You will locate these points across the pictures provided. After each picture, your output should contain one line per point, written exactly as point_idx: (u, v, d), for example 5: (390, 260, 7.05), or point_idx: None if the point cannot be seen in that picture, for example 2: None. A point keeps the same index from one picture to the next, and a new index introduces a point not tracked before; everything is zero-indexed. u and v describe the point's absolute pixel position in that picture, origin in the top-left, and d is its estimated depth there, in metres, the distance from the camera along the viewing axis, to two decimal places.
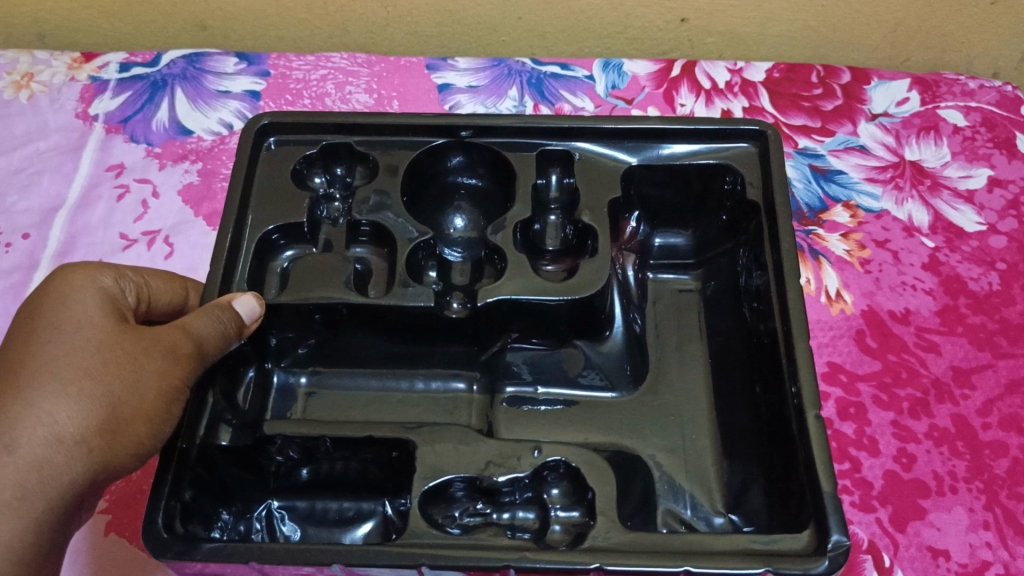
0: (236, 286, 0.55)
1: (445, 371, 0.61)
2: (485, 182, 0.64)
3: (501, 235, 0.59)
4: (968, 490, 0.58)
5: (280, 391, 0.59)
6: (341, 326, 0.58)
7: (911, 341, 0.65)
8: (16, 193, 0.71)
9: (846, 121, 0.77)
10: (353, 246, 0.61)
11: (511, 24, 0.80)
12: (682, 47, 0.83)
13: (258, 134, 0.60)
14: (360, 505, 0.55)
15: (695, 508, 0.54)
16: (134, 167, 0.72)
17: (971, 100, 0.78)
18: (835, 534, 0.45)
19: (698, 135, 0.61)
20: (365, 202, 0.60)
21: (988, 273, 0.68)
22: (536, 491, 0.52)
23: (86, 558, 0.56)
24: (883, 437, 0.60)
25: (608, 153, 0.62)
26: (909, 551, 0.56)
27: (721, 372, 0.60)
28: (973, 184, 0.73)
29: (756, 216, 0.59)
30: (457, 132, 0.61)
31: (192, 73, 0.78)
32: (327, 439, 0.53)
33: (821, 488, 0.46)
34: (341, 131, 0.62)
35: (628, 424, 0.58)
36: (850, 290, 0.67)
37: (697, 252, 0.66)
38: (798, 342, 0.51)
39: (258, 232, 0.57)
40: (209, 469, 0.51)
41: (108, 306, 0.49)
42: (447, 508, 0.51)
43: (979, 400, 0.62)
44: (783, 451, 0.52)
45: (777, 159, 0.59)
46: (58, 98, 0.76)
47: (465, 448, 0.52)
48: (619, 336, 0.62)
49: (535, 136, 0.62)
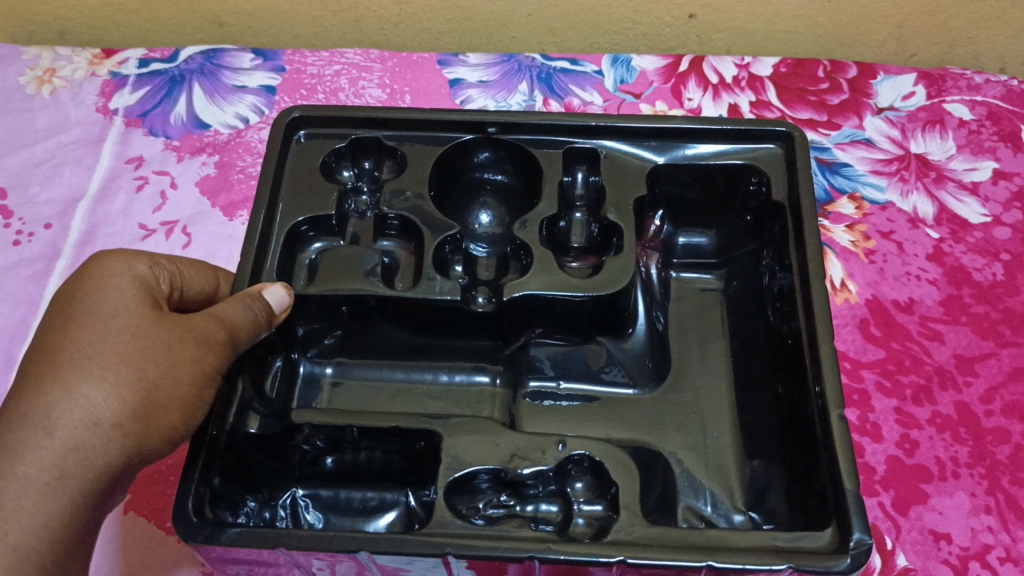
0: (265, 277, 0.56)
1: (468, 364, 0.62)
2: (510, 178, 0.66)
3: (527, 229, 0.61)
4: (970, 475, 0.59)
5: (308, 380, 0.60)
6: (365, 319, 0.60)
7: (914, 330, 0.66)
8: (39, 184, 0.73)
9: (852, 115, 0.78)
10: (380, 239, 0.63)
11: (522, 20, 0.81)
12: (690, 43, 0.84)
13: (287, 127, 0.62)
14: (383, 495, 0.56)
15: (714, 505, 0.55)
16: (154, 159, 0.74)
17: (977, 94, 0.79)
18: (856, 533, 0.45)
19: (723, 135, 0.62)
20: (396, 196, 0.61)
21: (992, 263, 0.69)
22: (560, 485, 0.53)
23: (105, 535, 0.58)
24: (886, 423, 0.61)
25: (633, 152, 0.63)
26: (911, 534, 0.57)
27: (740, 371, 0.61)
28: (978, 176, 0.74)
29: (780, 217, 0.60)
30: (486, 128, 0.62)
31: (209, 68, 0.79)
32: (353, 429, 0.54)
33: (842, 486, 0.47)
34: (368, 125, 0.63)
35: (648, 421, 0.59)
36: (855, 279, 0.68)
37: (719, 251, 0.67)
38: (820, 344, 0.52)
39: (288, 222, 0.59)
40: (236, 456, 0.52)
41: (143, 293, 0.50)
42: (471, 500, 0.53)
43: (982, 388, 0.63)
44: (805, 450, 0.53)
45: (801, 163, 0.60)
46: (80, 92, 0.78)
47: (486, 441, 0.53)
48: (641, 334, 0.63)
49: (560, 134, 0.63)
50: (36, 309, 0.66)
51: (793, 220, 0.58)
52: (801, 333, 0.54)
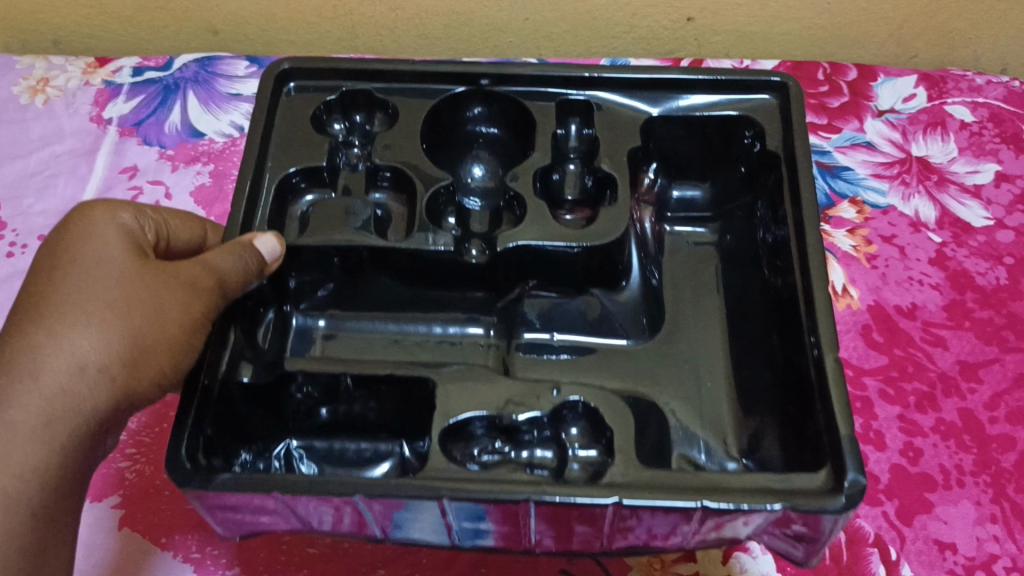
0: (258, 226, 0.55)
1: (460, 316, 0.61)
2: (503, 132, 0.65)
3: (520, 181, 0.60)
4: (975, 484, 0.58)
5: (301, 332, 0.60)
6: (359, 271, 0.59)
7: (918, 336, 0.65)
8: (33, 195, 0.72)
9: (853, 117, 0.77)
10: (373, 192, 0.62)
11: (518, 25, 0.81)
12: (688, 47, 0.84)
13: (277, 79, 0.61)
14: (376, 445, 0.56)
15: (708, 452, 0.55)
16: (148, 168, 0.73)
17: (978, 95, 0.78)
18: (850, 474, 0.44)
19: (715, 87, 0.61)
20: (387, 147, 0.61)
21: (995, 267, 0.68)
22: (555, 431, 0.53)
23: (99, 552, 0.55)
24: (890, 431, 0.61)
25: (625, 103, 0.62)
26: (916, 544, 0.56)
27: (735, 321, 0.60)
28: (980, 179, 0.73)
29: (772, 168, 0.59)
30: (478, 78, 0.61)
31: (203, 76, 0.79)
32: (348, 377, 0.53)
33: (838, 430, 0.46)
34: (359, 77, 0.62)
35: (641, 372, 0.58)
36: (857, 285, 0.67)
37: (714, 205, 0.65)
38: (816, 293, 0.51)
39: (278, 174, 0.58)
40: (229, 405, 0.51)
41: (129, 242, 0.49)
42: (466, 446, 0.52)
43: (986, 394, 0.62)
44: (799, 409, 0.52)
45: (795, 109, 0.59)
46: (73, 102, 0.77)
47: (486, 386, 0.52)
48: (636, 287, 0.62)
49: (553, 87, 0.62)
50: None
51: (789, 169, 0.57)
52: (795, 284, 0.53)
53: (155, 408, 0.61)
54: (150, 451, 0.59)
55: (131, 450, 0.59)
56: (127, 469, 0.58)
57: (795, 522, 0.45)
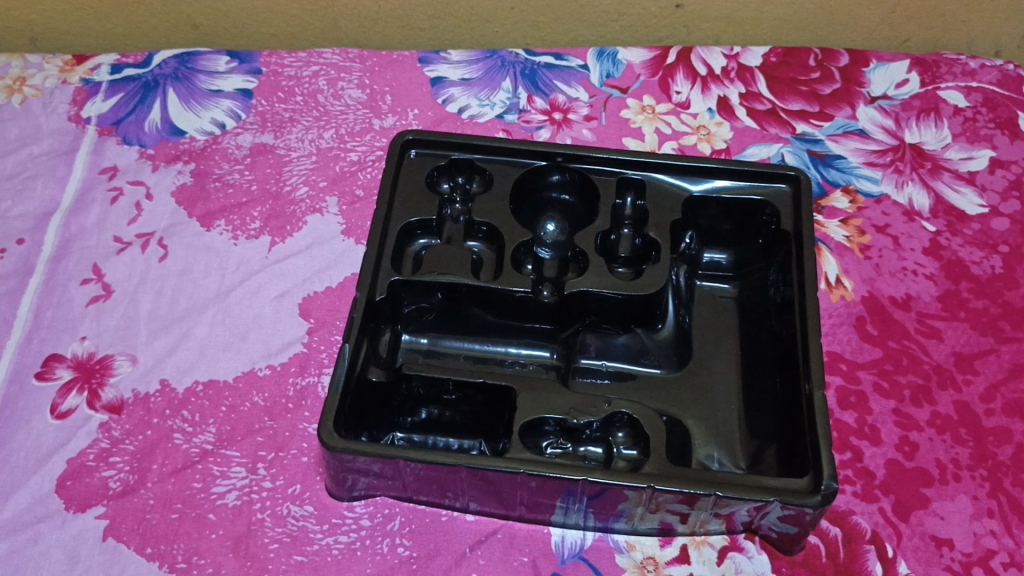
0: (381, 258, 0.60)
1: (531, 339, 0.64)
2: (577, 199, 0.67)
3: (582, 234, 0.63)
4: (972, 478, 0.58)
5: (406, 350, 0.63)
6: (458, 302, 0.63)
7: (912, 328, 0.64)
8: (11, 198, 0.69)
9: (845, 104, 0.76)
10: (469, 240, 0.65)
11: (504, 14, 0.79)
12: (677, 34, 0.82)
13: (401, 147, 0.65)
14: (462, 441, 0.58)
15: (721, 463, 0.57)
16: (128, 169, 0.72)
17: (972, 80, 0.77)
18: (827, 479, 0.51)
19: (740, 174, 0.64)
20: (488, 206, 0.64)
21: (990, 256, 0.67)
22: (605, 432, 0.58)
23: (81, 565, 0.54)
24: (885, 426, 0.60)
25: (675, 182, 0.65)
26: (912, 541, 0.56)
27: (751, 353, 0.62)
28: (975, 166, 0.72)
29: (786, 244, 0.63)
30: (554, 157, 0.65)
31: (183, 72, 0.77)
32: (451, 383, 0.58)
33: (818, 435, 0.52)
34: (464, 147, 0.66)
35: (672, 396, 0.60)
36: (851, 275, 0.66)
37: (736, 266, 0.67)
38: (810, 317, 0.57)
39: (401, 222, 0.62)
40: (360, 398, 0.56)
41: None
42: (537, 440, 0.57)
43: (982, 386, 0.61)
44: (792, 395, 0.57)
45: (807, 203, 0.62)
46: (51, 101, 0.75)
47: (546, 394, 0.57)
48: (670, 328, 0.64)
49: (614, 165, 0.65)
50: (8, 328, 0.63)
51: (797, 244, 0.61)
52: (793, 297, 0.59)
53: (139, 414, 0.60)
54: (134, 459, 0.58)
55: (115, 458, 0.58)
56: (112, 477, 0.57)
57: (785, 512, 0.52)
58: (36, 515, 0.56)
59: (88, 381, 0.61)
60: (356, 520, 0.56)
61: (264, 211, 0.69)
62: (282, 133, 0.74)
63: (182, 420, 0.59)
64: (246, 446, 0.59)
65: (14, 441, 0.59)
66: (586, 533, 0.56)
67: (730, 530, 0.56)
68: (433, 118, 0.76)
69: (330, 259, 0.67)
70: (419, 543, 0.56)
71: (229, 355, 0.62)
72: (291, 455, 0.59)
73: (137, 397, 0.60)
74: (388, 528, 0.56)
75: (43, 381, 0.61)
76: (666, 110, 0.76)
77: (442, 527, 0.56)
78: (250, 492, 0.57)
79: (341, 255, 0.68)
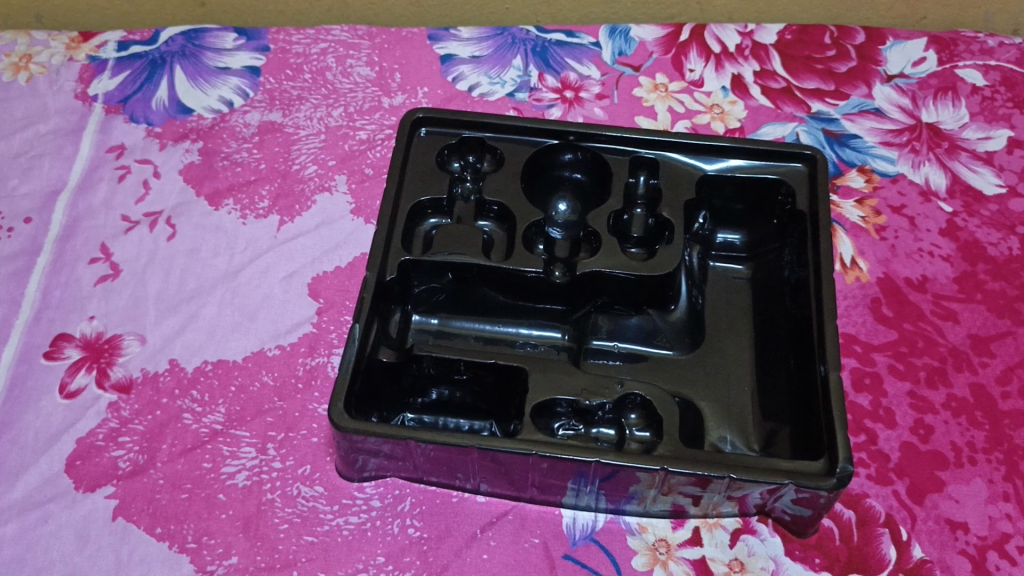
0: (393, 238, 0.60)
1: (542, 319, 0.63)
2: (588, 178, 0.66)
3: (594, 213, 0.63)
4: (988, 461, 0.57)
5: (416, 330, 0.62)
6: (468, 282, 0.62)
7: (928, 310, 0.63)
8: (17, 176, 0.69)
9: (861, 83, 0.75)
10: (480, 219, 0.64)
11: None
12: (690, 11, 0.81)
13: (411, 125, 0.64)
14: (473, 423, 0.58)
15: (733, 445, 0.57)
16: (135, 147, 0.71)
17: (990, 57, 0.76)
18: (841, 462, 0.50)
19: (754, 153, 0.64)
20: (497, 185, 0.63)
21: (1007, 237, 0.66)
22: (617, 413, 0.57)
23: (91, 545, 0.54)
24: (900, 408, 0.59)
25: (687, 162, 0.64)
26: (927, 524, 0.55)
27: (764, 334, 0.61)
28: (993, 145, 0.71)
29: (800, 224, 0.62)
30: (565, 136, 0.64)
31: (190, 50, 0.77)
32: (462, 364, 0.57)
33: (832, 418, 0.52)
34: (475, 125, 0.65)
35: (685, 376, 0.60)
36: (866, 257, 0.66)
37: (750, 247, 0.66)
38: (825, 298, 0.56)
39: (411, 201, 0.62)
40: (370, 379, 0.56)
41: None
42: (549, 421, 0.57)
43: (999, 368, 0.61)
44: (806, 376, 0.56)
45: (823, 182, 0.62)
46: (58, 79, 0.74)
47: (557, 376, 0.56)
48: (683, 309, 0.63)
49: (627, 145, 0.65)
50: (17, 309, 0.63)
51: (813, 224, 0.60)
52: (808, 278, 0.58)
53: (148, 394, 0.59)
54: (143, 439, 0.58)
55: (124, 438, 0.58)
56: (122, 458, 0.57)
57: (799, 495, 0.51)
58: (46, 495, 0.56)
59: (97, 361, 0.61)
60: (367, 501, 0.56)
61: (273, 189, 0.69)
62: (290, 111, 0.73)
63: (191, 400, 0.59)
64: (255, 426, 0.58)
65: (23, 421, 0.58)
66: (597, 515, 0.56)
67: (742, 513, 0.55)
68: (443, 96, 0.75)
69: (340, 238, 0.67)
70: (430, 525, 0.55)
71: (239, 336, 0.62)
72: (301, 435, 0.58)
73: (146, 377, 0.60)
74: (399, 509, 0.56)
75: (51, 360, 0.61)
76: (679, 89, 0.75)
77: (452, 509, 0.56)
78: (260, 472, 0.57)
79: (350, 235, 0.67)
